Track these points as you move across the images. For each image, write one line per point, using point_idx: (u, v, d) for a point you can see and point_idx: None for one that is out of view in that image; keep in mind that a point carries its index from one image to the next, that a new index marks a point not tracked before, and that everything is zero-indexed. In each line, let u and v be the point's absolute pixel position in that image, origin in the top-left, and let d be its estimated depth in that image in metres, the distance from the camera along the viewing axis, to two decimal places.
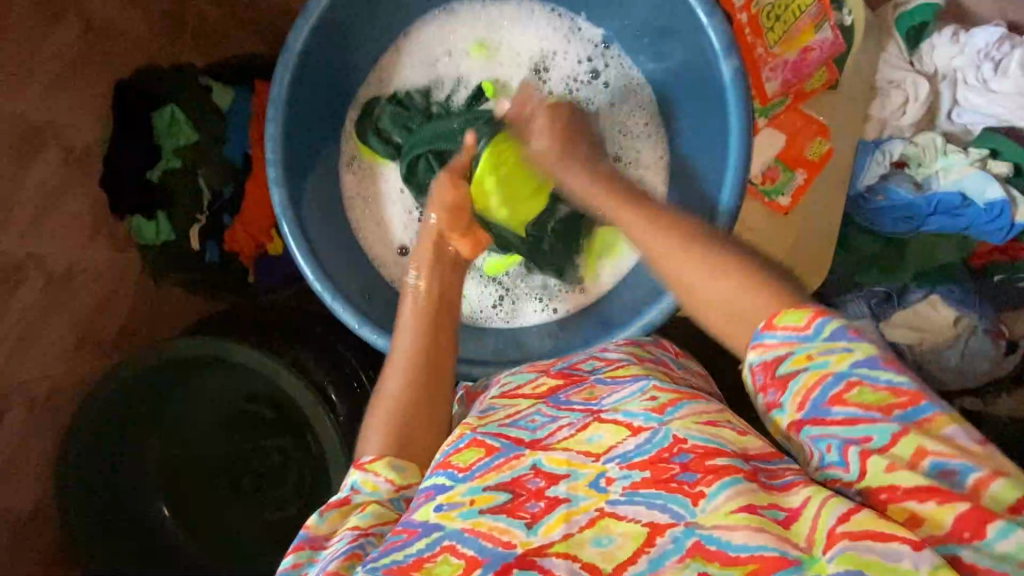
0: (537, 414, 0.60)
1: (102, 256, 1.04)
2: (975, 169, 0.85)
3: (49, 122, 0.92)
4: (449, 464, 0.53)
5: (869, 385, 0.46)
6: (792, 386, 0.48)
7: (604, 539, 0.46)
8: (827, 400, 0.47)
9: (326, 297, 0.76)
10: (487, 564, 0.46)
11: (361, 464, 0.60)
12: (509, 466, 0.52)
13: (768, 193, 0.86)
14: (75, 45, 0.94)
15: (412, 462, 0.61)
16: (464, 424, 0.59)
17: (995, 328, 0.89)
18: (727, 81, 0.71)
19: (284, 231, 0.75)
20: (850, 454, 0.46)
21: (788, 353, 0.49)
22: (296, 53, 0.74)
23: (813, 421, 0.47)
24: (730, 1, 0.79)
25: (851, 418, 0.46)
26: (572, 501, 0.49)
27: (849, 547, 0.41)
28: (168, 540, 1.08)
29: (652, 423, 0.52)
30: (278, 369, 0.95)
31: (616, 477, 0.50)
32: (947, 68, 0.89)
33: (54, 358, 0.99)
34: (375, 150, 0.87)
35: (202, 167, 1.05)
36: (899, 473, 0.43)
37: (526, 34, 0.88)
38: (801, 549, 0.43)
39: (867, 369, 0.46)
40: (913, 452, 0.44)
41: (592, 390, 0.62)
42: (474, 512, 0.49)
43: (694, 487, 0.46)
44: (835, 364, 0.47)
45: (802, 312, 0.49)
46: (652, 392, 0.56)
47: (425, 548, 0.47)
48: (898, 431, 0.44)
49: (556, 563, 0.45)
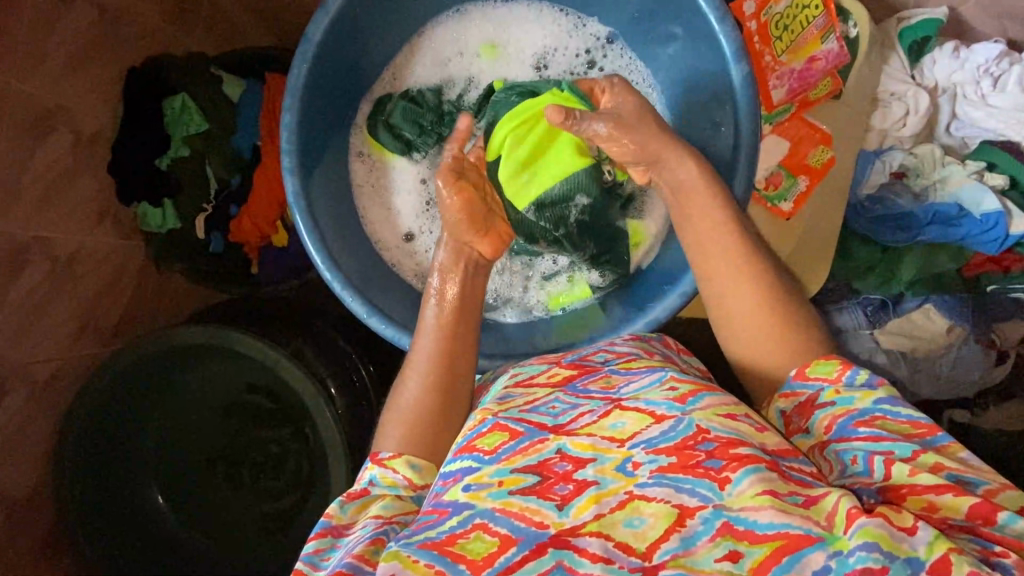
0: (556, 400, 0.62)
1: (110, 241, 1.05)
2: (973, 180, 0.87)
3: (61, 106, 0.93)
4: (474, 448, 0.56)
5: (891, 418, 0.53)
6: (823, 415, 0.56)
7: (636, 520, 0.48)
8: (855, 422, 0.53)
9: (336, 287, 0.76)
10: (521, 542, 0.47)
11: (379, 459, 0.62)
12: (535, 450, 0.54)
13: (771, 200, 0.88)
14: (88, 31, 0.94)
15: (430, 462, 0.63)
16: (483, 409, 0.61)
17: (988, 338, 0.91)
18: (737, 86, 0.73)
19: (296, 220, 0.76)
20: (873, 462, 0.50)
21: (821, 391, 0.57)
22: (316, 42, 0.75)
23: (839, 439, 0.54)
24: (740, 8, 0.82)
25: (875, 435, 0.52)
26: (601, 484, 0.50)
27: (865, 522, 0.44)
28: (164, 527, 1.08)
29: (675, 413, 0.54)
30: (279, 358, 0.96)
31: (642, 461, 0.51)
32: (947, 82, 0.91)
33: (56, 342, 0.99)
34: (385, 145, 0.88)
35: (209, 156, 1.05)
36: (921, 475, 0.48)
37: (532, 32, 0.89)
38: (823, 527, 0.45)
39: (889, 405, 0.54)
40: (934, 462, 0.49)
41: (608, 379, 0.64)
42: (503, 493, 0.50)
43: (720, 473, 0.48)
44: (859, 400, 0.55)
45: (832, 364, 0.58)
46: (671, 383, 0.58)
47: (456, 526, 0.49)
48: (918, 448, 0.50)
49: (590, 542, 0.47)
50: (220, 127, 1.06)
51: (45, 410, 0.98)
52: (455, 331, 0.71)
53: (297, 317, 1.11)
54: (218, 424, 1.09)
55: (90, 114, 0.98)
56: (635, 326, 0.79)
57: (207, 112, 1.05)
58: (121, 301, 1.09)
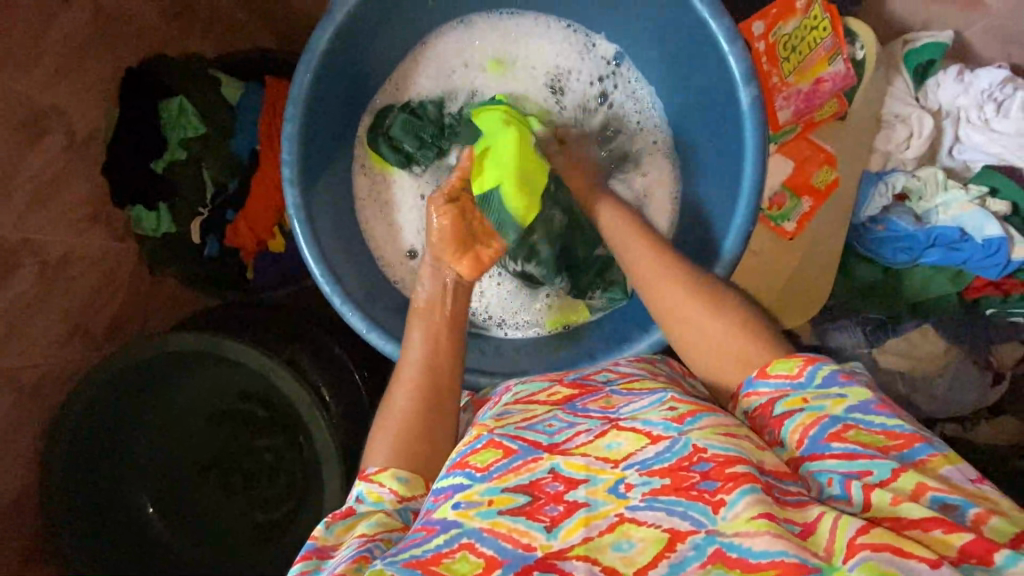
0: (554, 418, 0.61)
1: (100, 242, 1.03)
2: (975, 207, 0.87)
3: (53, 106, 0.91)
4: (467, 463, 0.55)
5: (864, 427, 0.53)
6: (789, 424, 0.56)
7: (625, 543, 0.48)
8: (826, 436, 0.53)
9: (337, 301, 0.75)
10: (507, 565, 0.48)
11: (366, 475, 0.59)
12: (528, 469, 0.54)
13: (774, 219, 0.89)
14: (84, 30, 0.92)
15: (418, 475, 0.60)
16: (480, 425, 0.60)
17: (984, 360, 0.92)
18: (745, 109, 0.72)
19: (295, 232, 0.74)
20: (851, 486, 0.49)
21: (783, 397, 0.57)
22: (319, 53, 0.73)
23: (812, 457, 0.53)
24: (749, 30, 0.82)
25: (850, 452, 0.51)
26: (592, 506, 0.51)
27: (869, 556, 0.43)
28: (153, 535, 1.06)
29: (671, 432, 0.53)
30: (274, 368, 0.94)
31: (635, 483, 0.51)
32: (951, 105, 0.92)
33: (45, 344, 0.97)
34: (384, 157, 0.86)
35: (208, 159, 1.03)
36: (903, 504, 0.47)
37: (541, 49, 0.88)
38: (822, 558, 0.45)
39: (860, 413, 0.54)
40: (914, 486, 0.48)
41: (608, 399, 0.63)
42: (493, 513, 0.51)
43: (715, 496, 0.49)
44: (830, 408, 0.55)
45: (794, 362, 0.59)
46: (670, 403, 0.57)
47: (443, 544, 0.49)
48: (897, 467, 0.49)
49: (576, 566, 0.47)
50: (217, 131, 1.04)
51: (33, 414, 0.97)
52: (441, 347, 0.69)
53: (293, 324, 1.09)
54: (210, 432, 1.07)
55: (83, 114, 0.96)
56: (638, 347, 0.77)
57: (206, 115, 1.03)
58: (112, 305, 1.06)
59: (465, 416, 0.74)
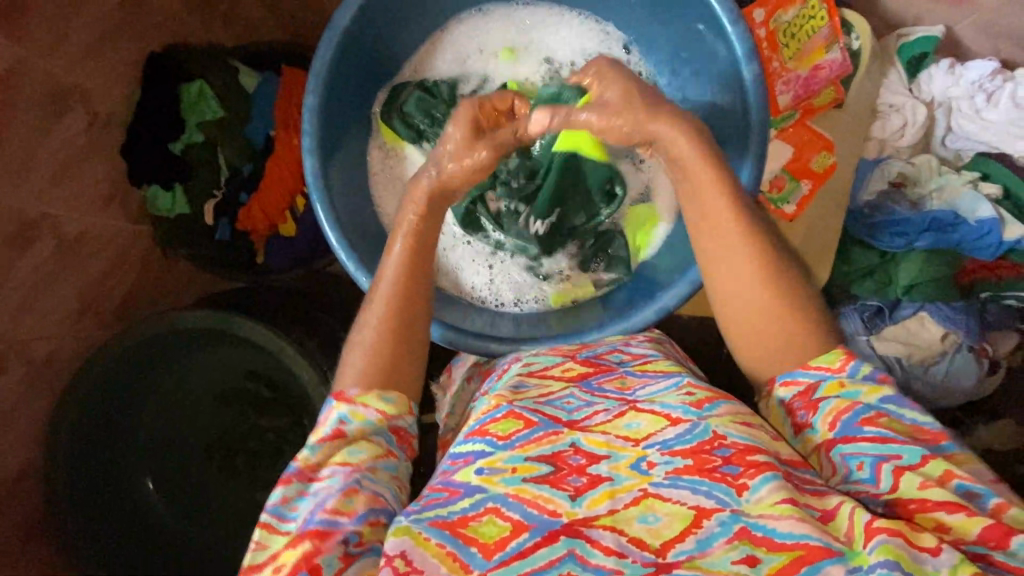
0: (571, 396, 0.63)
1: (115, 224, 1.05)
2: (967, 190, 0.91)
3: (78, 86, 0.94)
4: (487, 432, 0.57)
5: (896, 418, 0.55)
6: (824, 407, 0.57)
7: (650, 516, 0.48)
8: (861, 420, 0.55)
9: (350, 266, 0.77)
10: (534, 529, 0.48)
11: (346, 397, 0.61)
12: (549, 440, 0.55)
13: (775, 202, 0.91)
14: (111, 16, 0.96)
15: (401, 393, 0.63)
16: (498, 395, 0.63)
17: (979, 347, 0.94)
18: (747, 85, 0.74)
19: (312, 200, 0.77)
20: (883, 470, 0.52)
21: (821, 381, 0.59)
22: (341, 28, 0.77)
23: (845, 440, 0.55)
24: (751, 16, 0.88)
25: (883, 436, 0.53)
26: (615, 480, 0.51)
27: (887, 540, 0.45)
28: (155, 516, 1.06)
29: (691, 416, 0.55)
30: (284, 347, 0.96)
31: (658, 462, 0.52)
32: (944, 97, 0.95)
33: (57, 319, 0.99)
34: (397, 133, 0.88)
35: (222, 144, 1.06)
36: (931, 489, 0.49)
37: (554, 38, 0.90)
38: (844, 543, 0.46)
39: (894, 405, 0.55)
40: (943, 472, 0.50)
41: (623, 379, 0.65)
42: (517, 479, 0.52)
43: (738, 479, 0.49)
44: (864, 395, 0.56)
45: (835, 355, 0.60)
46: (687, 389, 0.59)
47: (468, 508, 0.50)
48: (927, 454, 0.51)
49: (603, 535, 0.48)
50: (234, 115, 1.07)
51: (41, 390, 0.97)
52: (425, 261, 0.71)
53: (299, 309, 1.11)
54: (214, 412, 1.08)
55: (107, 97, 0.99)
56: (643, 314, 0.79)
57: (224, 100, 1.06)
58: (123, 285, 1.08)
59: (472, 383, 0.80)
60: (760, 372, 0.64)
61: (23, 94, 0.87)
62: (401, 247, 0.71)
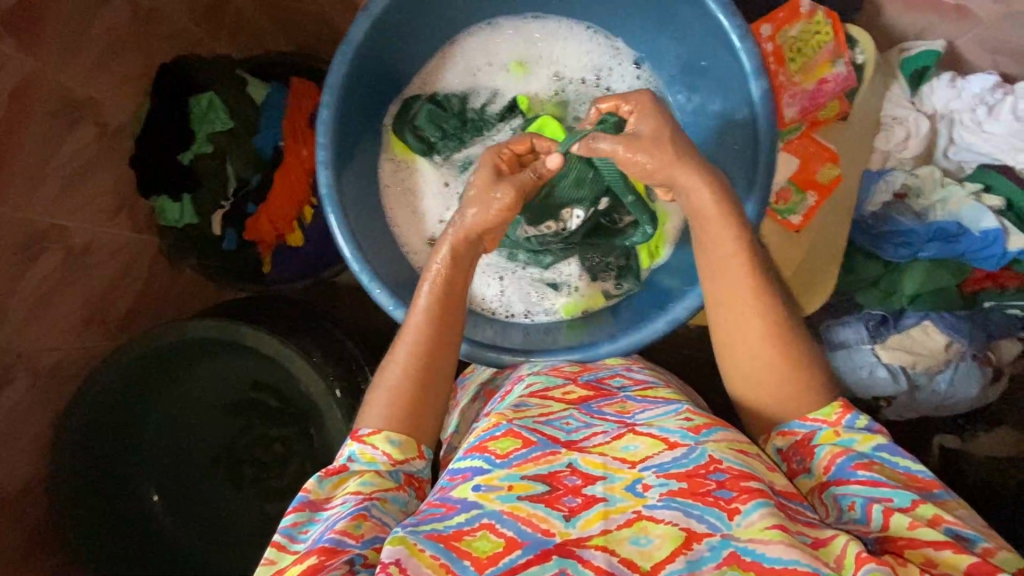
0: (570, 417, 0.63)
1: (121, 234, 1.05)
2: (971, 202, 0.92)
3: (88, 98, 0.95)
4: (486, 450, 0.58)
5: (889, 466, 0.57)
6: (819, 453, 0.60)
7: (643, 539, 0.49)
8: (854, 464, 0.57)
9: (364, 278, 0.77)
10: (526, 548, 0.48)
11: (359, 435, 0.63)
12: (547, 460, 0.56)
13: (783, 213, 0.93)
14: (122, 28, 0.97)
15: (411, 437, 0.64)
16: (498, 415, 0.63)
17: (983, 355, 0.96)
18: (755, 100, 0.76)
19: (326, 211, 0.77)
20: (872, 510, 0.53)
21: (817, 431, 0.61)
22: (356, 43, 0.78)
23: (838, 482, 0.57)
24: (759, 31, 0.87)
25: (873, 480, 0.55)
26: (609, 501, 0.52)
27: (874, 568, 0.45)
28: (159, 525, 1.06)
29: (688, 441, 0.56)
30: (289, 357, 0.96)
31: (653, 484, 0.53)
32: (946, 109, 0.97)
33: (64, 330, 0.98)
34: (409, 146, 0.89)
35: (232, 154, 1.06)
36: (920, 529, 0.50)
37: (563, 52, 0.92)
38: (833, 568, 0.47)
39: (887, 454, 0.58)
40: (932, 515, 0.51)
41: (623, 403, 0.66)
42: (513, 497, 0.52)
43: (730, 503, 0.50)
44: (858, 444, 0.59)
45: (832, 407, 0.62)
46: (686, 414, 0.60)
47: (464, 522, 0.51)
48: (916, 498, 0.53)
49: (594, 555, 0.48)
50: (243, 126, 1.07)
51: (49, 400, 0.97)
52: (454, 302, 0.71)
53: (305, 317, 1.12)
54: (219, 422, 1.07)
55: (115, 109, 1.00)
56: (656, 324, 0.80)
57: (233, 112, 1.06)
58: (129, 294, 1.08)
59: (475, 406, 0.78)
60: (772, 386, 0.64)
61: (35, 106, 0.87)
62: (430, 286, 0.71)
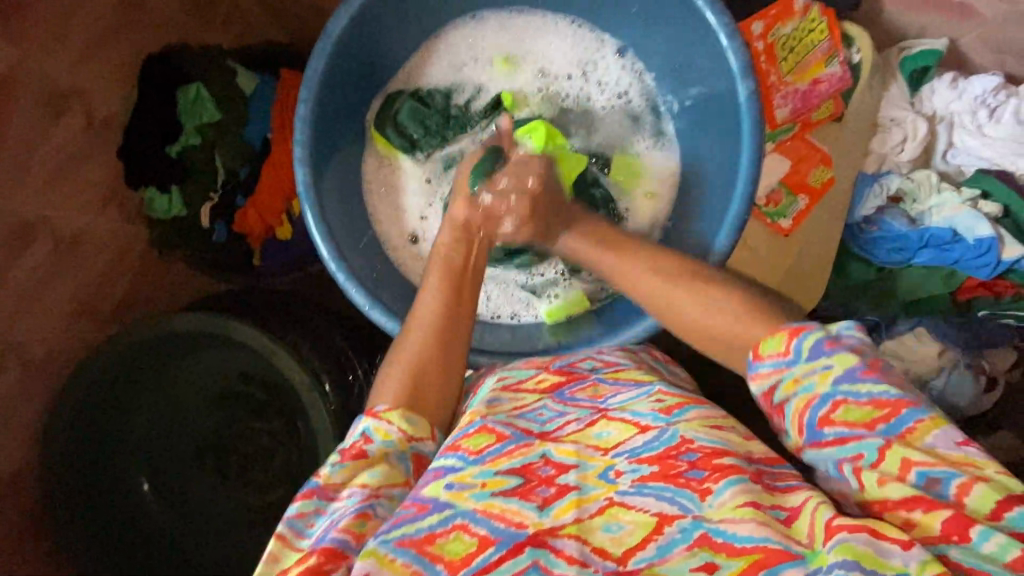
0: (544, 408, 0.63)
1: (109, 225, 1.05)
2: (967, 208, 0.90)
3: (75, 88, 0.94)
4: (459, 448, 0.55)
5: (853, 400, 0.49)
6: (786, 410, 0.53)
7: (614, 525, 0.48)
8: (819, 420, 0.51)
9: (340, 277, 0.77)
10: (500, 543, 0.47)
11: (375, 412, 0.59)
12: (520, 453, 0.54)
13: (772, 216, 0.93)
14: (107, 18, 0.96)
15: (424, 417, 0.60)
16: (472, 412, 0.61)
17: (977, 364, 0.94)
18: (741, 102, 0.74)
19: (302, 210, 0.77)
20: (846, 472, 0.49)
21: (778, 378, 0.54)
22: (333, 36, 0.77)
23: (812, 444, 0.51)
24: (749, 29, 0.86)
25: (841, 436, 0.49)
26: (582, 490, 0.51)
27: (845, 537, 0.43)
28: (146, 515, 1.07)
29: (660, 423, 0.55)
30: (275, 350, 0.94)
31: (624, 470, 0.52)
32: (945, 110, 0.95)
33: (51, 320, 0.99)
34: (391, 143, 0.89)
35: (220, 145, 1.05)
36: (890, 485, 0.46)
37: (550, 45, 0.90)
38: (805, 546, 0.44)
39: (848, 385, 0.50)
40: (901, 462, 0.46)
41: (596, 388, 0.65)
42: (486, 494, 0.50)
43: (702, 484, 0.49)
44: (819, 385, 0.51)
45: (778, 337, 0.55)
46: (658, 395, 0.59)
47: (436, 524, 0.49)
48: (883, 444, 0.48)
49: (567, 544, 0.47)
50: (230, 117, 1.05)
51: (40, 388, 0.99)
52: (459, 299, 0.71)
53: (299, 313, 1.11)
54: (206, 414, 1.07)
55: (103, 98, 0.99)
56: (634, 329, 0.79)
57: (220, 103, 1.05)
58: (118, 285, 1.08)
59: None
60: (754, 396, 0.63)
61: None
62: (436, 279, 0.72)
